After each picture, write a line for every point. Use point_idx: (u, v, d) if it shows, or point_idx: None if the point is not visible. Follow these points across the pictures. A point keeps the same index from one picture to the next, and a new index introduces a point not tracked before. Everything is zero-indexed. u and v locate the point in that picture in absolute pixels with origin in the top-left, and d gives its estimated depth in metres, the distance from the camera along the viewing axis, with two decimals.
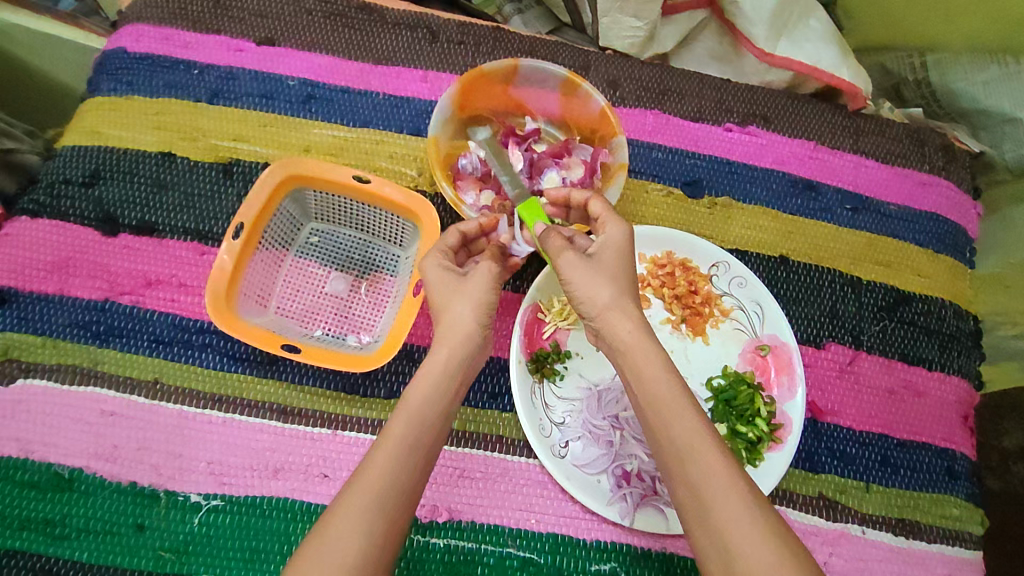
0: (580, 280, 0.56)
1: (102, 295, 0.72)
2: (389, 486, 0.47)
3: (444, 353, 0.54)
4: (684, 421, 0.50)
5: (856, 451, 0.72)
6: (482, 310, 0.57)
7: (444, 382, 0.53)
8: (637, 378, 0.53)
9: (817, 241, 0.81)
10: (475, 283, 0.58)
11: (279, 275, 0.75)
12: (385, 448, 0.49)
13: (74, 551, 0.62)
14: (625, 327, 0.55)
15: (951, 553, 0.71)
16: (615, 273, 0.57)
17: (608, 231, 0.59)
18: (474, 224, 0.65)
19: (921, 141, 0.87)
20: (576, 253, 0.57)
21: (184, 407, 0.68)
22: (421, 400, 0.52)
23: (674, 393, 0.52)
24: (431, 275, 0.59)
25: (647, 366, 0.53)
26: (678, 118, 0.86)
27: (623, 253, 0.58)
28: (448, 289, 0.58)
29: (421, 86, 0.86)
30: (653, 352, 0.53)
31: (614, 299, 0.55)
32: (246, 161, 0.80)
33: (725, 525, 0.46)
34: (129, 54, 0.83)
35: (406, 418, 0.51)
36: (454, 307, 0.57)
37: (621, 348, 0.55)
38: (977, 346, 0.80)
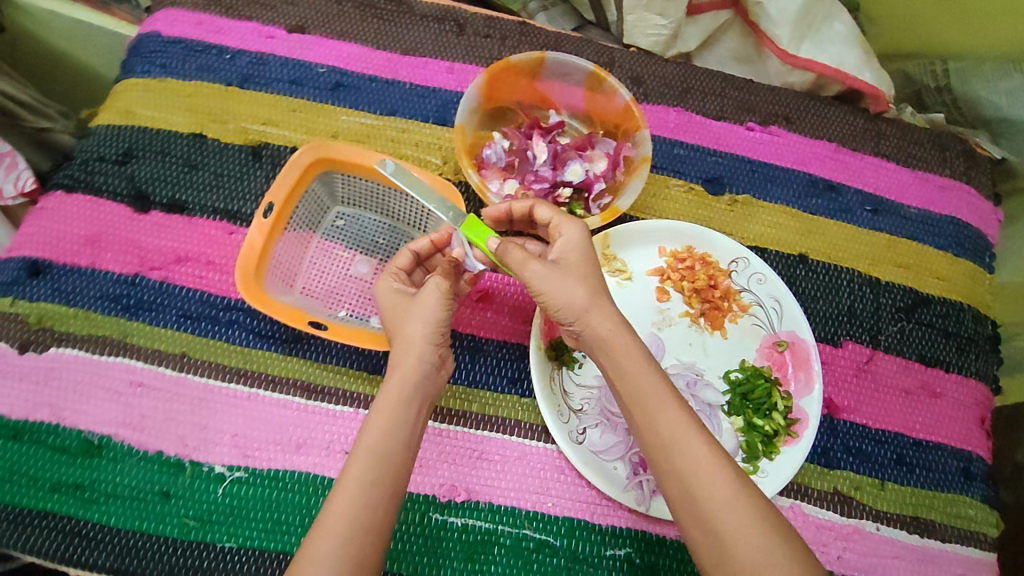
0: (549, 288, 0.55)
1: (133, 269, 0.74)
2: (356, 525, 0.49)
3: (396, 379, 0.56)
4: (668, 414, 0.52)
5: (872, 449, 0.73)
6: (431, 326, 0.58)
7: (397, 414, 0.55)
8: (619, 375, 0.54)
9: (836, 242, 0.82)
10: (425, 302, 0.59)
11: (305, 256, 0.76)
12: (347, 490, 0.51)
13: (103, 515, 0.64)
14: (605, 323, 0.55)
15: (965, 553, 0.71)
16: (583, 273, 0.57)
17: (566, 232, 0.59)
18: (422, 243, 0.68)
19: (942, 146, 0.88)
20: (540, 262, 0.56)
21: (210, 381, 0.69)
22: (376, 436, 0.53)
23: (655, 388, 0.53)
24: (385, 300, 0.63)
25: (628, 362, 0.54)
26: (700, 115, 0.87)
27: (585, 250, 0.58)
28: (399, 311, 0.61)
29: (447, 77, 0.87)
30: (631, 348, 0.54)
31: (590, 300, 0.55)
32: (275, 145, 0.82)
33: (714, 517, 0.48)
34: (164, 37, 0.85)
35: (361, 458, 0.52)
36: (407, 330, 0.58)
37: (605, 345, 0.55)
38: (994, 350, 0.80)
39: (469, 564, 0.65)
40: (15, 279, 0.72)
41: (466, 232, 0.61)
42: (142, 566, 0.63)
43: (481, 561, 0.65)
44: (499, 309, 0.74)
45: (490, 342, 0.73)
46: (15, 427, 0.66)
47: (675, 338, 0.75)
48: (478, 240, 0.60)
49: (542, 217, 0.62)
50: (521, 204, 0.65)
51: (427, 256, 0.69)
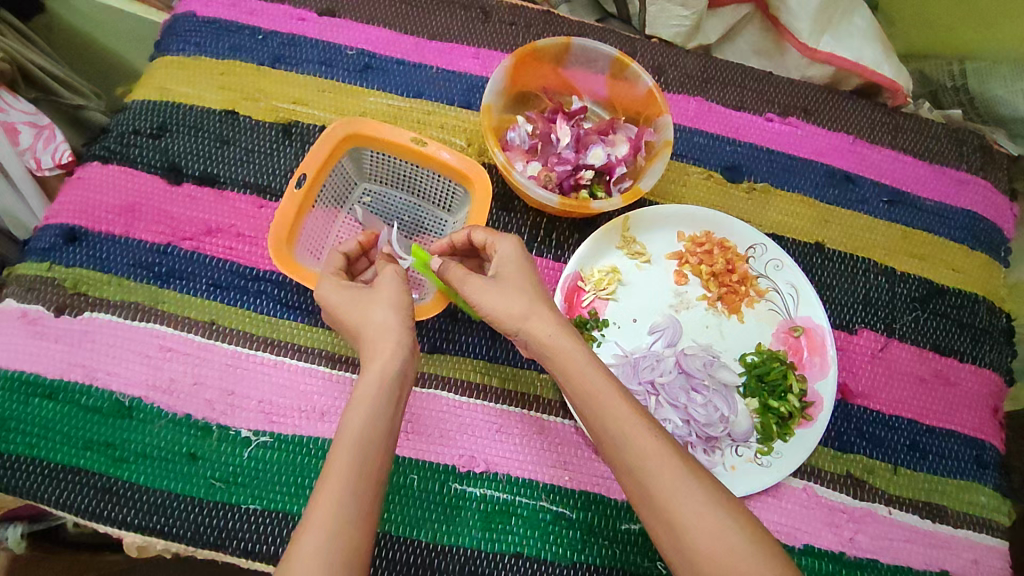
0: (486, 302, 0.59)
1: (165, 239, 0.76)
2: (348, 513, 0.49)
3: (377, 365, 0.56)
4: (615, 409, 0.54)
5: (885, 434, 0.74)
6: (402, 314, 0.60)
7: (380, 401, 0.55)
8: (565, 375, 0.57)
9: (853, 231, 0.83)
10: (385, 289, 0.61)
11: (334, 231, 0.79)
12: (334, 480, 0.50)
13: (131, 474, 0.66)
14: (547, 326, 0.58)
15: (975, 539, 0.72)
16: (520, 285, 0.60)
17: (501, 248, 0.62)
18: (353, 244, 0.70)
19: (960, 141, 0.89)
20: (479, 277, 0.61)
21: (237, 348, 0.71)
22: (360, 423, 0.53)
23: (600, 384, 0.55)
24: (342, 295, 0.62)
25: (571, 360, 0.56)
26: (720, 105, 0.88)
27: (521, 264, 0.62)
28: (361, 303, 0.61)
29: (473, 63, 0.89)
30: (574, 347, 0.57)
31: (532, 306, 0.59)
32: (305, 123, 0.84)
33: (665, 504, 0.50)
34: (199, 18, 0.87)
35: (347, 445, 0.52)
36: (373, 316, 0.59)
37: (547, 346, 0.58)
38: (1009, 342, 0.81)
39: (486, 533, 0.66)
40: (52, 245, 0.74)
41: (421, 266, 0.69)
42: (169, 524, 0.65)
43: (498, 530, 0.66)
44: None
45: None
46: (50, 386, 0.68)
47: (692, 321, 0.77)
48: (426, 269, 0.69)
49: (476, 241, 0.64)
50: (459, 234, 0.66)
51: (355, 259, 0.72)
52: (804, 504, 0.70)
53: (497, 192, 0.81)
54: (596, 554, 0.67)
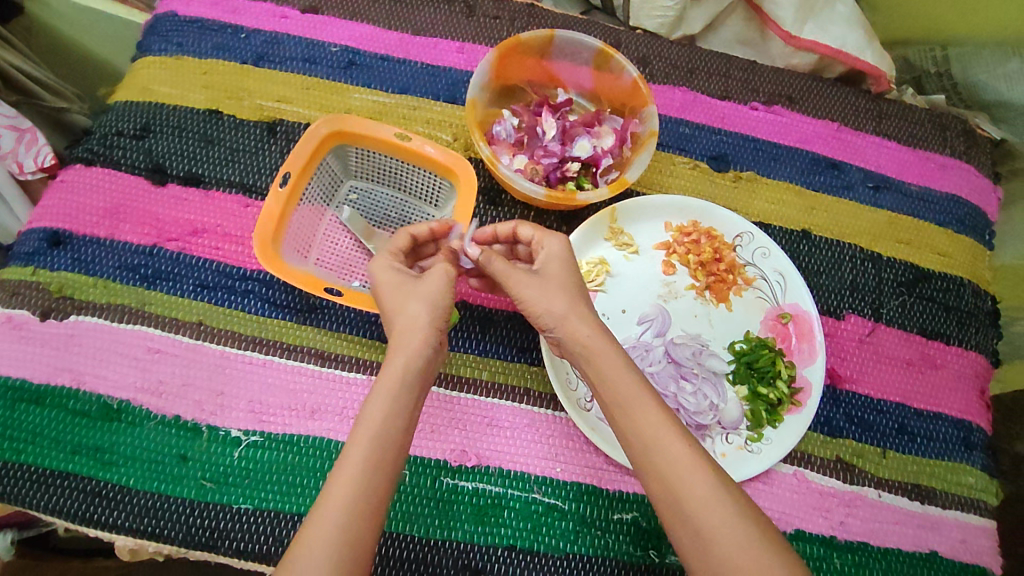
0: (528, 293, 0.59)
1: (151, 240, 0.75)
2: (357, 506, 0.49)
3: (400, 357, 0.55)
4: (648, 416, 0.53)
5: (874, 418, 0.74)
6: (438, 311, 0.58)
7: (402, 396, 0.54)
8: (598, 379, 0.56)
9: (839, 218, 0.83)
10: (429, 283, 0.60)
11: (319, 229, 0.77)
12: (348, 470, 0.50)
13: (121, 477, 0.66)
14: (582, 328, 0.57)
15: (965, 519, 0.73)
16: (561, 282, 0.60)
17: (547, 243, 0.62)
18: (426, 227, 0.68)
19: (943, 126, 0.89)
20: (523, 272, 0.60)
21: (226, 348, 0.71)
22: (381, 416, 0.52)
23: (636, 391, 0.54)
24: (386, 276, 0.61)
25: (607, 365, 0.56)
26: (705, 95, 0.88)
27: (566, 262, 0.61)
28: (401, 290, 0.60)
29: (457, 57, 0.89)
30: (610, 354, 0.56)
31: (572, 308, 0.58)
32: (290, 121, 0.84)
33: (698, 514, 0.49)
34: (180, 18, 0.87)
35: (364, 437, 0.51)
36: (409, 308, 0.58)
37: (582, 349, 0.57)
38: (995, 324, 0.82)
39: (479, 527, 0.66)
40: (36, 250, 0.74)
41: None
42: (160, 526, 0.65)
43: (491, 523, 0.66)
44: None
45: (500, 313, 0.74)
46: (37, 391, 0.68)
47: (681, 310, 0.77)
48: None
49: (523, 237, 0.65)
50: (504, 226, 0.66)
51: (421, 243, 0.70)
52: (794, 490, 0.71)
53: (484, 185, 0.81)
54: (589, 544, 0.67)
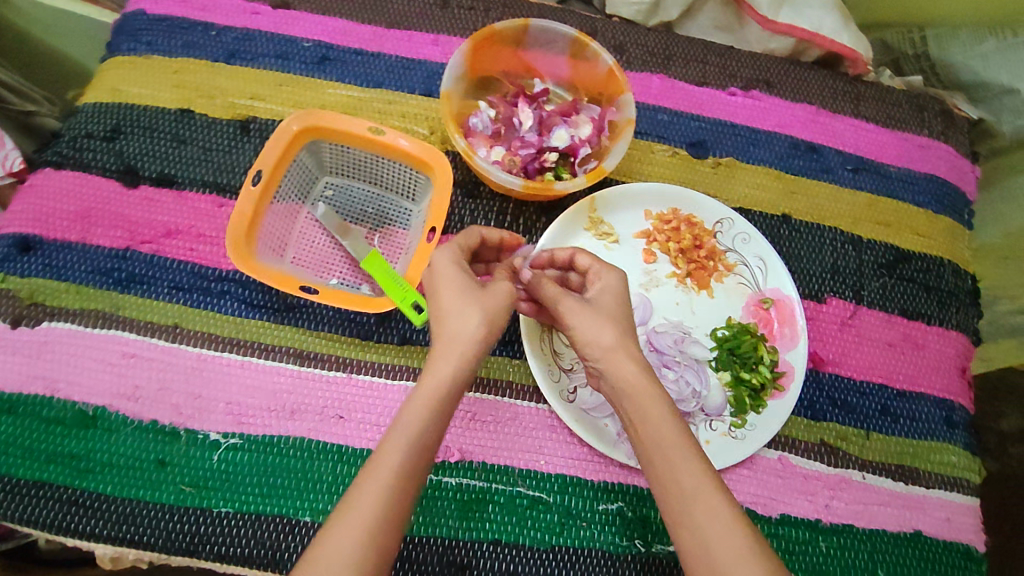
0: (579, 322, 0.57)
1: (123, 243, 0.74)
2: (383, 517, 0.48)
3: (439, 367, 0.54)
4: (692, 470, 0.50)
5: (856, 401, 0.75)
6: (493, 328, 0.57)
7: (441, 408, 0.53)
8: (641, 422, 0.53)
9: (819, 201, 0.83)
10: (492, 296, 0.58)
11: (295, 226, 0.77)
12: (377, 475, 0.49)
13: (97, 484, 0.65)
14: (629, 366, 0.54)
15: (948, 498, 0.73)
16: (614, 315, 0.58)
17: (607, 277, 0.62)
18: (499, 235, 0.68)
19: (921, 107, 0.89)
20: (578, 298, 0.59)
21: (203, 350, 0.70)
22: (419, 423, 0.52)
23: (680, 441, 0.52)
24: (450, 274, 0.59)
25: (653, 411, 0.53)
26: (683, 82, 0.87)
27: (622, 299, 0.60)
28: (461, 294, 0.58)
29: (432, 50, 0.88)
30: (657, 401, 0.53)
31: (621, 341, 0.56)
32: (264, 119, 0.82)
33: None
34: (149, 16, 0.85)
35: (400, 442, 0.51)
36: (460, 314, 0.56)
37: (625, 388, 0.54)
38: (975, 303, 0.82)
39: (464, 522, 0.66)
40: (6, 256, 0.72)
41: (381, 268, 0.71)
42: (138, 533, 0.64)
43: (476, 518, 0.66)
44: None
45: None
46: (10, 400, 0.67)
47: (663, 298, 0.76)
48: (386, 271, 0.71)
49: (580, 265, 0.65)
50: (562, 252, 0.67)
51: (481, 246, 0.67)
52: (778, 474, 0.71)
53: (462, 178, 0.80)
54: (574, 536, 0.66)
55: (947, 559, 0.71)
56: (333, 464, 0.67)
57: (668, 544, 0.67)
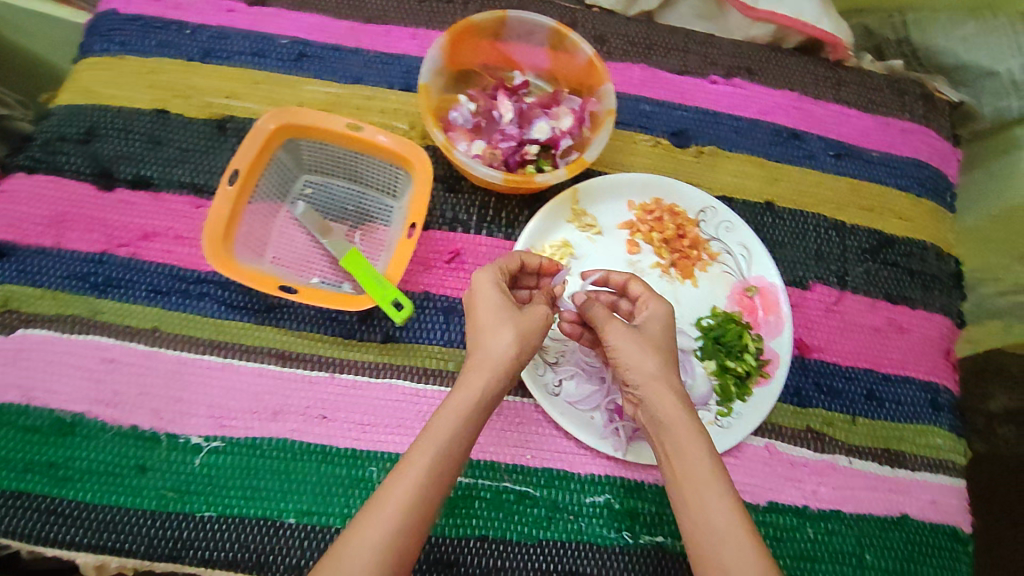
0: (621, 347, 0.58)
1: (99, 247, 0.73)
2: (410, 521, 0.51)
3: (472, 382, 0.57)
4: (719, 509, 0.52)
5: (842, 386, 0.75)
6: (524, 349, 0.59)
7: (469, 420, 0.56)
8: (676, 456, 0.55)
9: (802, 188, 0.83)
10: (529, 317, 0.60)
11: (274, 226, 0.75)
12: (406, 478, 0.52)
13: (78, 492, 0.64)
14: (667, 400, 0.56)
15: (934, 480, 0.73)
16: (658, 345, 0.59)
17: (655, 304, 0.62)
18: (539, 260, 0.68)
19: (902, 91, 0.89)
20: (623, 324, 0.60)
21: (183, 353, 0.69)
22: (448, 432, 0.54)
23: (710, 480, 0.53)
24: (489, 294, 0.61)
25: (687, 448, 0.54)
26: (664, 71, 0.87)
27: (666, 329, 0.61)
28: (498, 314, 0.60)
29: (411, 44, 0.87)
30: (692, 438, 0.55)
31: (662, 371, 0.57)
32: (241, 118, 0.81)
33: None
34: (121, 15, 0.84)
35: (429, 449, 0.53)
36: (498, 333, 0.59)
37: (661, 420, 0.56)
38: (958, 286, 0.82)
39: (451, 519, 0.65)
40: None
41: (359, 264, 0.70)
42: (120, 540, 0.63)
43: (462, 515, 0.65)
44: (472, 270, 0.75)
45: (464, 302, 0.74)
46: None
47: None
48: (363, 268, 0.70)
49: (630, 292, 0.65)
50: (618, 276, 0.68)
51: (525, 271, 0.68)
52: (765, 462, 0.71)
53: (443, 173, 0.79)
54: (561, 530, 0.66)
55: (934, 541, 0.71)
56: (317, 465, 0.67)
57: (656, 535, 0.67)
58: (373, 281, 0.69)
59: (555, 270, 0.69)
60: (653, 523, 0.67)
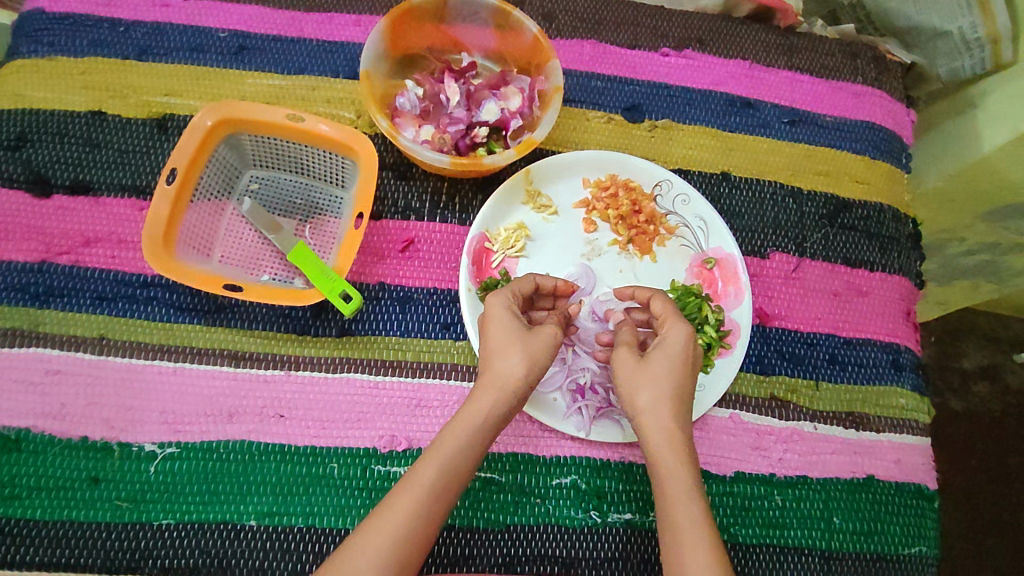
0: (623, 378, 0.58)
1: (39, 256, 0.71)
2: (413, 531, 0.51)
3: (483, 400, 0.56)
4: (697, 552, 0.52)
5: (804, 352, 0.75)
6: (534, 370, 0.57)
7: (477, 437, 0.55)
8: (661, 494, 0.55)
9: (758, 157, 0.82)
10: (538, 339, 0.58)
11: (221, 224, 0.73)
12: (411, 489, 0.53)
13: (26, 510, 0.63)
14: (658, 438, 0.56)
15: (899, 440, 0.74)
16: (658, 378, 0.57)
17: (669, 331, 0.59)
18: (553, 283, 0.66)
19: (854, 54, 0.88)
20: (628, 353, 0.59)
21: (132, 360, 0.68)
22: (456, 448, 0.54)
23: (692, 523, 0.53)
24: (500, 316, 0.59)
25: (672, 488, 0.55)
26: (614, 46, 0.85)
27: (678, 358, 0.58)
28: (508, 335, 0.58)
29: (354, 31, 0.83)
30: (680, 478, 0.55)
31: (657, 407, 0.56)
32: (181, 116, 0.78)
33: None
34: (48, 15, 0.79)
35: (436, 462, 0.54)
36: (505, 355, 0.57)
37: (651, 456, 0.56)
38: (917, 247, 0.82)
39: None
40: None
41: (304, 258, 0.69)
42: (75, 555, 0.62)
43: None
44: (426, 258, 0.74)
45: (420, 290, 0.73)
46: None
47: (605, 267, 0.75)
48: (309, 262, 0.69)
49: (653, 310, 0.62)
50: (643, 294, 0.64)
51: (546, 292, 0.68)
52: (730, 432, 0.71)
53: (392, 161, 0.77)
54: (530, 513, 0.66)
55: (900, 500, 0.72)
56: (276, 465, 0.66)
57: (624, 513, 0.67)
58: (320, 275, 0.68)
59: (572, 290, 0.68)
60: (621, 501, 0.67)
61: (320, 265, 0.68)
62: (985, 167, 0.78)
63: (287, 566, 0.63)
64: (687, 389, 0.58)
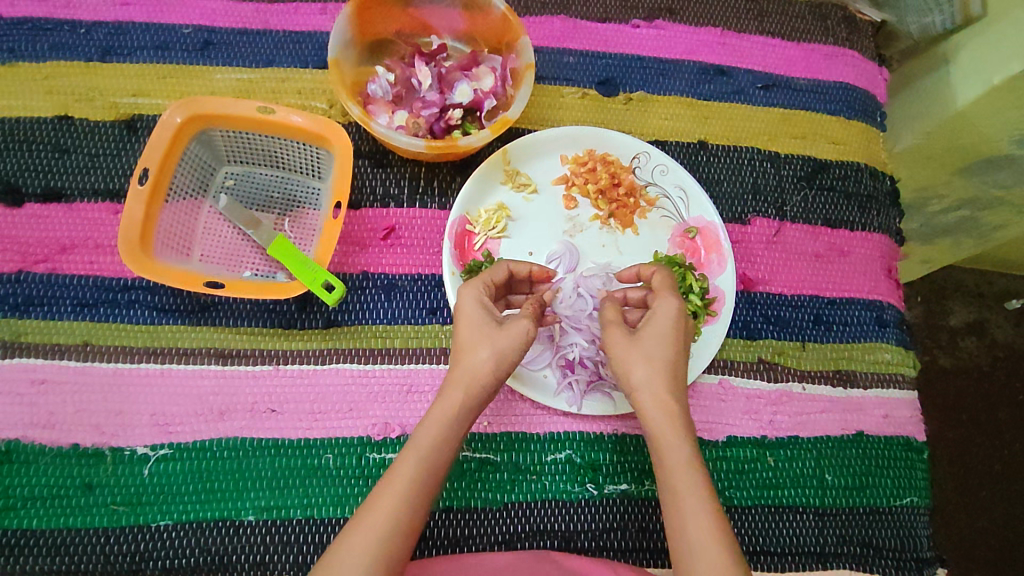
0: (617, 354, 0.58)
1: (15, 266, 0.70)
2: (395, 528, 0.51)
3: (456, 396, 0.56)
4: (699, 520, 0.52)
5: (789, 315, 0.76)
6: (504, 365, 0.57)
7: (451, 432, 0.55)
8: (662, 467, 0.55)
9: (734, 124, 0.82)
10: (509, 332, 0.57)
11: (197, 223, 0.72)
12: (393, 488, 0.53)
13: (22, 520, 0.63)
14: (655, 412, 0.56)
15: (886, 395, 0.75)
16: (651, 353, 0.57)
17: (659, 305, 0.59)
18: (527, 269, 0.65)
19: (824, 16, 0.88)
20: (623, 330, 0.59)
21: (119, 365, 0.67)
22: (432, 444, 0.55)
23: (695, 491, 0.53)
24: (471, 310, 0.59)
25: (674, 460, 0.54)
26: (585, 20, 0.84)
27: (668, 333, 0.58)
28: (477, 331, 0.58)
29: (321, 19, 0.82)
30: (680, 449, 0.55)
31: (651, 380, 0.56)
32: (149, 116, 0.77)
33: None
34: (5, 19, 0.77)
35: (414, 459, 0.54)
36: (476, 350, 0.57)
37: (651, 431, 0.56)
38: (896, 205, 0.82)
39: None
40: None
41: (280, 249, 0.68)
42: (74, 561, 0.62)
43: None
44: (408, 244, 0.74)
45: (405, 277, 0.72)
46: None
47: (588, 242, 0.75)
48: (287, 255, 0.68)
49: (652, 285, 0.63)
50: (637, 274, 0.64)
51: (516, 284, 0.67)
52: (719, 398, 0.72)
53: (367, 149, 0.76)
54: (526, 490, 0.67)
55: (890, 453, 0.73)
56: (271, 459, 0.66)
57: (620, 484, 0.68)
58: (303, 266, 0.67)
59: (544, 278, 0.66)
60: (616, 472, 0.68)
61: (304, 257, 0.68)
62: (961, 122, 0.78)
63: (288, 558, 0.64)
64: (678, 361, 0.58)
